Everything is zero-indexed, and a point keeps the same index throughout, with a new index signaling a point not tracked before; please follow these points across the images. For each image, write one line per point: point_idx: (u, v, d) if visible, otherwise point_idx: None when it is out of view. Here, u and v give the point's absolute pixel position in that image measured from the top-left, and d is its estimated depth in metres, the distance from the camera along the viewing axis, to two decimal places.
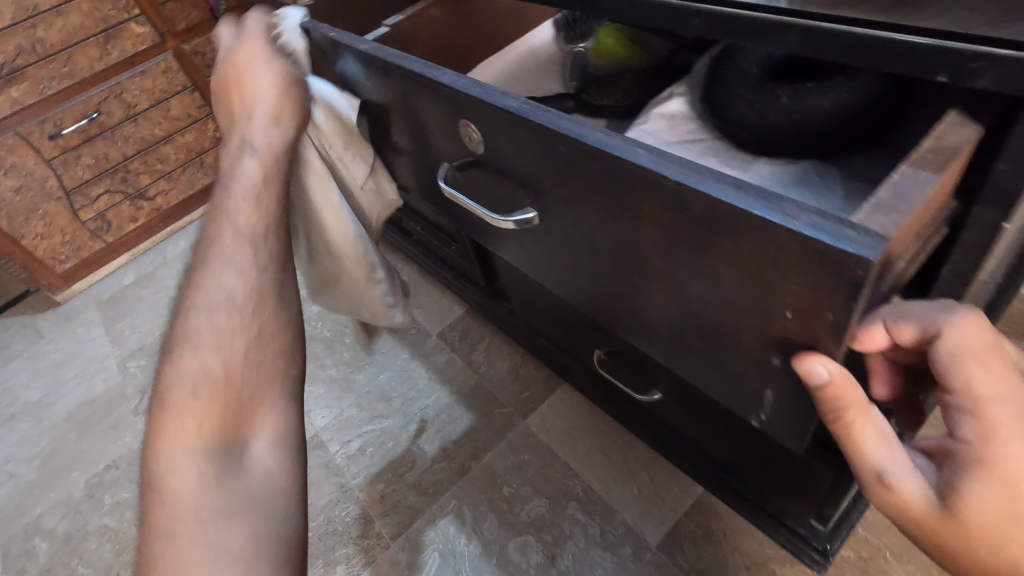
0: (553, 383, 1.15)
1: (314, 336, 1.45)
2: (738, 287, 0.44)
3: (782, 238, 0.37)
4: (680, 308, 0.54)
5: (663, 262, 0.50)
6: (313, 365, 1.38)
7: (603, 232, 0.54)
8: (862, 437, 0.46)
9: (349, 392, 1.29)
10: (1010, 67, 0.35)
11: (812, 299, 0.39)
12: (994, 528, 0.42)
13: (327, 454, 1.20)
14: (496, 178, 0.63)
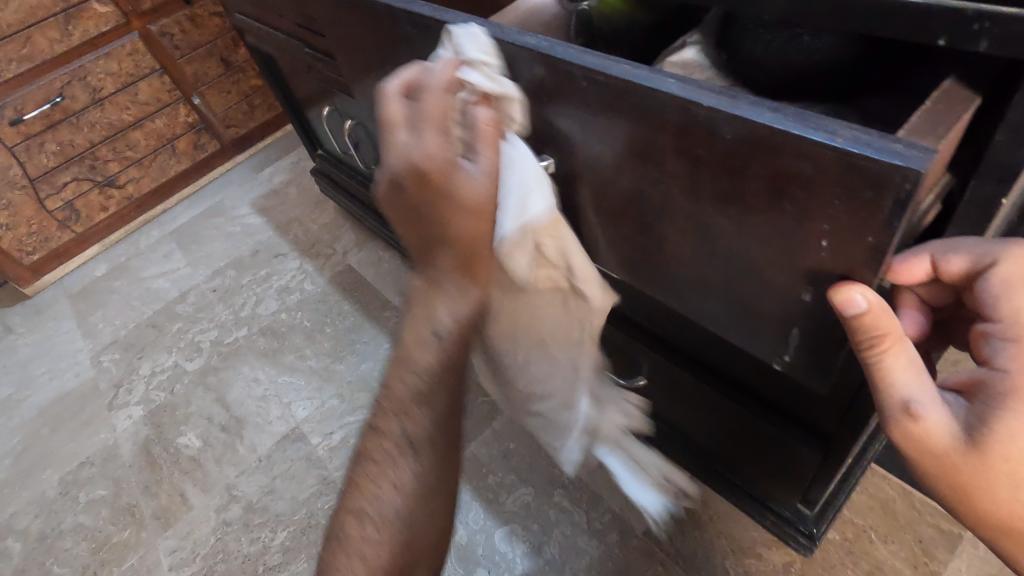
0: None
1: (294, 326, 1.42)
2: (772, 221, 0.42)
3: (826, 157, 0.35)
4: (704, 256, 0.51)
5: (688, 204, 0.47)
6: (293, 356, 1.35)
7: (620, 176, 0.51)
8: (897, 372, 0.44)
9: (331, 383, 1.27)
10: (1017, 23, 0.33)
11: (853, 223, 0.37)
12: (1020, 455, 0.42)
13: (309, 446, 1.18)
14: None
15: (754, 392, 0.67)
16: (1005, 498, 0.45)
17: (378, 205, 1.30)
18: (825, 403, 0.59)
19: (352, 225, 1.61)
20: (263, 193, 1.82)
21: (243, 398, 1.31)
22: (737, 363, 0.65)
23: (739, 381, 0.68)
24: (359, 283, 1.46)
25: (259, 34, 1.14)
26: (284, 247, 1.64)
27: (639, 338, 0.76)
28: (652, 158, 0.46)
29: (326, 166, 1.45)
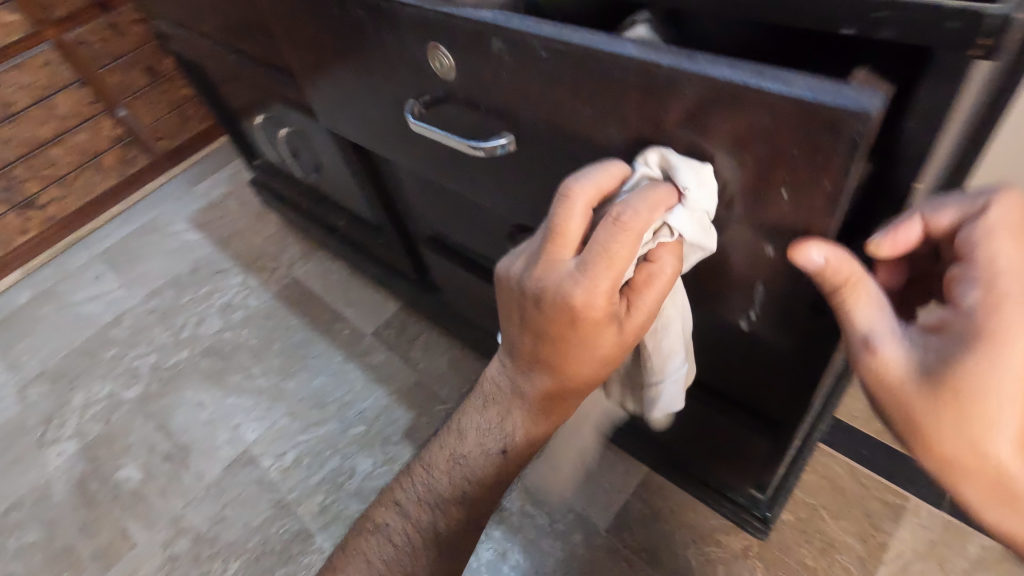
0: None
1: (239, 345, 1.36)
2: (732, 176, 0.41)
3: (783, 107, 0.34)
4: (664, 222, 0.49)
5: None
6: (240, 376, 1.29)
7: (574, 148, 0.49)
8: (858, 310, 0.42)
9: (281, 402, 1.22)
10: (918, 14, 0.33)
11: (812, 170, 0.36)
12: (992, 381, 0.38)
13: (260, 469, 1.13)
14: (461, 113, 0.56)
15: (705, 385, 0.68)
16: (960, 442, 0.40)
17: (321, 215, 1.26)
18: (771, 391, 0.61)
19: (297, 237, 1.56)
20: (201, 207, 1.74)
21: (187, 423, 1.24)
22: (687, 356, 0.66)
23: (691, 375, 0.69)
24: (307, 296, 1.41)
25: (183, 41, 1.08)
26: (226, 262, 1.57)
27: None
28: (606, 126, 0.44)
29: (265, 176, 1.39)
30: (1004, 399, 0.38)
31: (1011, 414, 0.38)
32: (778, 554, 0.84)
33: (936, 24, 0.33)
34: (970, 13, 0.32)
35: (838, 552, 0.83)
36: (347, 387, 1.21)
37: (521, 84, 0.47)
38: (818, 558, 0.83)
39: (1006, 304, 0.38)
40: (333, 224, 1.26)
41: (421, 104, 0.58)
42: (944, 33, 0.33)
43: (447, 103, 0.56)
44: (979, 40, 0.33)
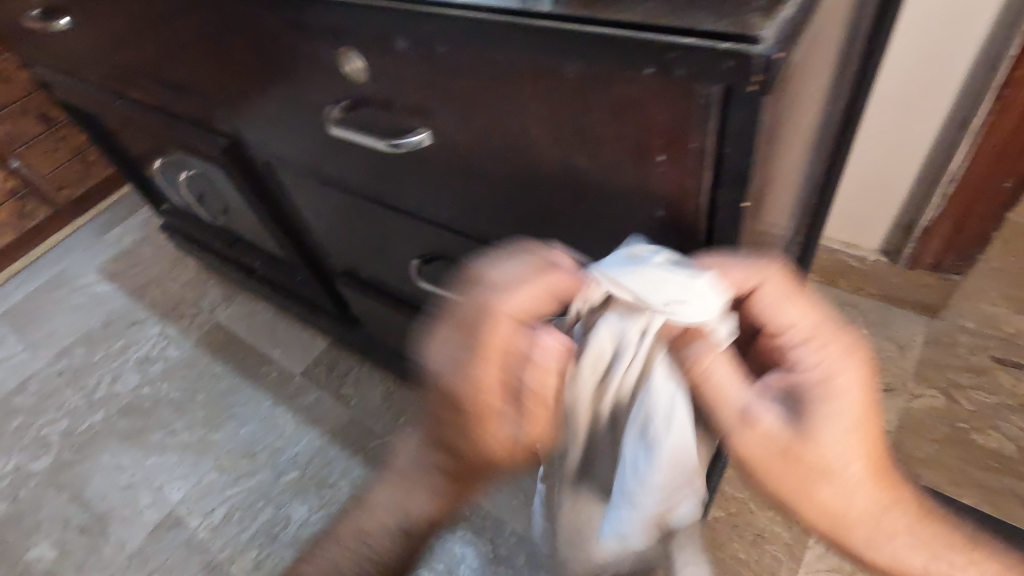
0: (429, 404, 1.12)
1: (159, 400, 1.28)
2: (602, 177, 0.40)
3: (646, 79, 0.32)
4: (545, 226, 0.49)
5: (525, 173, 0.44)
6: (161, 433, 1.22)
7: (454, 153, 0.47)
8: (719, 383, 0.39)
9: (208, 455, 1.16)
10: (695, 55, 0.28)
11: (680, 134, 0.34)
12: (836, 441, 0.36)
13: (187, 530, 1.07)
14: (383, 117, 0.48)
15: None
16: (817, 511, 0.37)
17: (236, 256, 1.21)
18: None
19: (217, 279, 1.50)
20: (112, 256, 1.65)
21: (104, 490, 1.16)
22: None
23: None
24: (230, 340, 1.35)
25: (67, 88, 1.02)
26: (141, 313, 1.49)
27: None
28: (483, 132, 0.43)
29: (174, 220, 1.33)
30: (843, 464, 0.37)
31: (850, 475, 0.37)
32: (712, 552, 0.86)
33: (712, 67, 0.28)
34: (707, 52, 0.27)
35: (768, 542, 0.86)
36: (278, 432, 1.17)
37: (398, 94, 0.45)
38: (750, 550, 0.85)
39: (836, 366, 0.38)
40: (249, 264, 1.21)
41: (343, 108, 0.50)
42: (721, 74, 0.28)
43: (366, 107, 0.48)
44: (751, 82, 0.28)
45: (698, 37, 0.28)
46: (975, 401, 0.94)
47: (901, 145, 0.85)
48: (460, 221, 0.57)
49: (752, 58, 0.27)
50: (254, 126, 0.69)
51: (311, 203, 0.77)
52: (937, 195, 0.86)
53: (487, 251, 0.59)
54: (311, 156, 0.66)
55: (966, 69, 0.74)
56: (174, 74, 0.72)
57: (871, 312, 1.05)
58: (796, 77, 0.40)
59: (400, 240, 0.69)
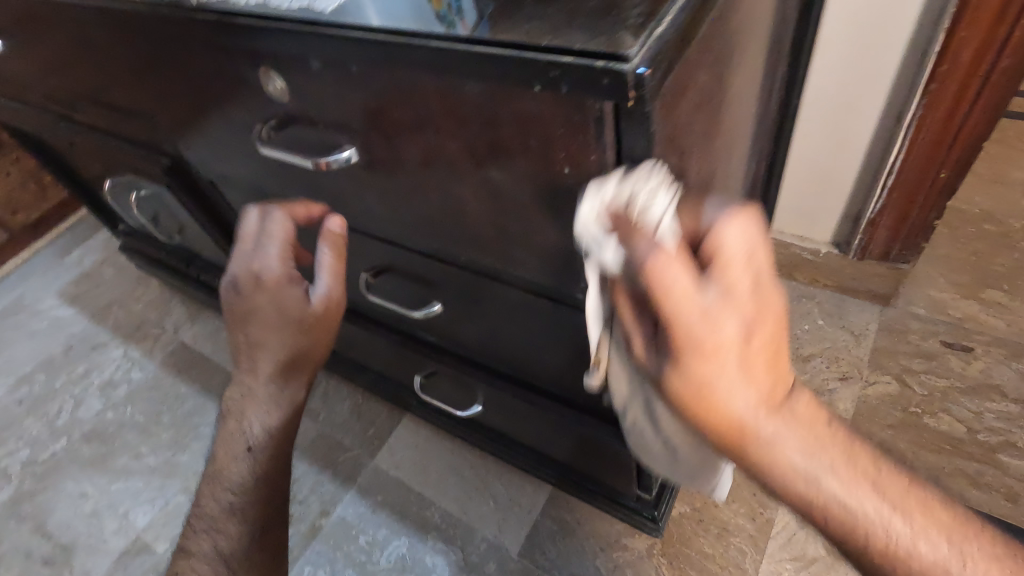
0: (397, 414, 1.12)
1: (123, 424, 1.26)
2: (519, 191, 0.41)
3: (541, 95, 0.33)
4: (477, 235, 0.50)
5: (450, 185, 0.45)
6: (126, 457, 1.20)
7: (383, 169, 0.48)
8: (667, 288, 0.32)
9: (174, 478, 1.14)
10: (576, 73, 0.30)
11: (580, 147, 0.35)
12: (735, 345, 0.33)
13: (155, 555, 1.05)
14: (311, 133, 0.49)
15: (571, 399, 0.71)
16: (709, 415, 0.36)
17: (196, 274, 1.20)
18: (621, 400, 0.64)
19: (181, 298, 1.48)
20: (73, 278, 1.62)
21: (68, 520, 1.13)
22: (546, 373, 0.69)
23: (557, 390, 0.72)
24: (195, 359, 1.33)
25: (10, 112, 1.00)
26: (104, 335, 1.46)
27: (462, 367, 0.76)
28: (404, 148, 0.44)
29: (132, 240, 1.31)
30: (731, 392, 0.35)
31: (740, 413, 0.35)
32: (679, 548, 0.87)
33: (592, 84, 0.30)
34: (588, 72, 0.29)
35: (733, 535, 0.87)
36: None
37: (320, 111, 0.46)
38: (715, 543, 0.87)
39: (747, 313, 0.33)
40: (210, 282, 1.20)
41: (270, 127, 0.51)
42: (601, 90, 0.30)
43: (295, 124, 0.49)
44: (629, 96, 0.29)
45: (578, 54, 0.30)
46: (927, 384, 0.96)
47: (841, 140, 0.88)
48: (400, 234, 0.58)
49: (624, 75, 0.28)
50: (194, 145, 0.68)
51: None
52: (878, 187, 0.89)
53: (430, 261, 0.60)
54: (252, 173, 0.66)
55: (895, 65, 0.77)
56: (111, 96, 0.71)
57: (826, 303, 1.07)
58: (708, 87, 0.42)
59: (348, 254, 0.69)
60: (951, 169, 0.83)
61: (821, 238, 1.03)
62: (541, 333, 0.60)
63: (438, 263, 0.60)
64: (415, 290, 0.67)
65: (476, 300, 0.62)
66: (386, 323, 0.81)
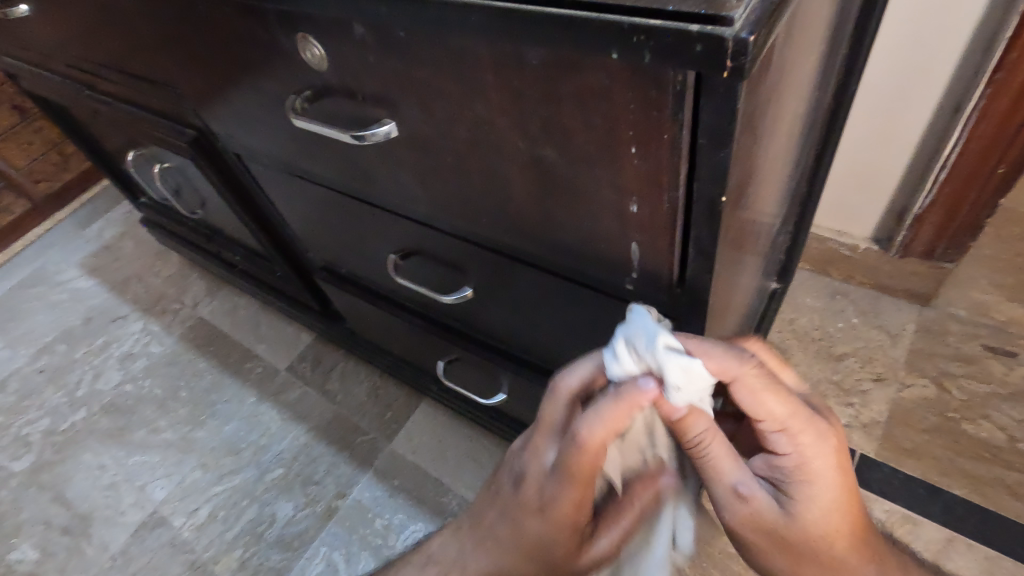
0: (416, 398, 1.11)
1: (142, 398, 1.26)
2: (573, 172, 0.39)
3: (613, 64, 0.31)
4: (519, 221, 0.48)
5: (496, 167, 0.43)
6: (144, 431, 1.20)
7: (425, 147, 0.46)
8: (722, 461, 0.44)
9: (191, 453, 1.14)
10: (663, 39, 0.27)
11: (651, 122, 0.33)
12: (820, 517, 0.44)
13: (171, 530, 1.05)
14: (348, 106, 0.47)
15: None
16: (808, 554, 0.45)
17: (216, 250, 1.19)
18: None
19: (200, 273, 1.47)
20: (93, 251, 1.62)
21: (87, 490, 1.14)
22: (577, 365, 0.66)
23: None
24: (213, 336, 1.33)
25: (33, 79, 0.98)
26: (123, 309, 1.46)
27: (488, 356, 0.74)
28: (448, 124, 0.42)
29: (152, 214, 1.30)
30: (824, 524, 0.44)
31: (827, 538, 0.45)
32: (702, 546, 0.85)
33: (679, 52, 0.27)
34: (678, 35, 0.27)
35: None
36: (262, 429, 1.15)
37: (360, 83, 0.43)
38: None
39: (812, 455, 0.42)
40: (229, 259, 1.19)
41: (305, 99, 0.49)
42: (689, 58, 0.27)
43: (331, 96, 0.47)
44: (722, 65, 0.27)
45: (667, 17, 0.27)
46: (966, 389, 0.93)
47: (892, 130, 0.83)
48: (435, 216, 0.56)
49: (722, 41, 0.26)
50: (221, 116, 0.66)
51: (283, 196, 0.75)
52: (929, 181, 0.84)
53: (464, 245, 0.58)
54: (281, 147, 0.64)
55: (959, 51, 0.72)
56: (136, 63, 0.69)
57: (862, 301, 1.04)
58: (781, 67, 0.38)
59: (375, 235, 0.67)
60: (1010, 164, 0.79)
61: (861, 234, 0.99)
62: (576, 325, 0.58)
63: (473, 248, 0.57)
64: (444, 275, 0.65)
65: (508, 287, 0.60)
66: (411, 307, 0.79)
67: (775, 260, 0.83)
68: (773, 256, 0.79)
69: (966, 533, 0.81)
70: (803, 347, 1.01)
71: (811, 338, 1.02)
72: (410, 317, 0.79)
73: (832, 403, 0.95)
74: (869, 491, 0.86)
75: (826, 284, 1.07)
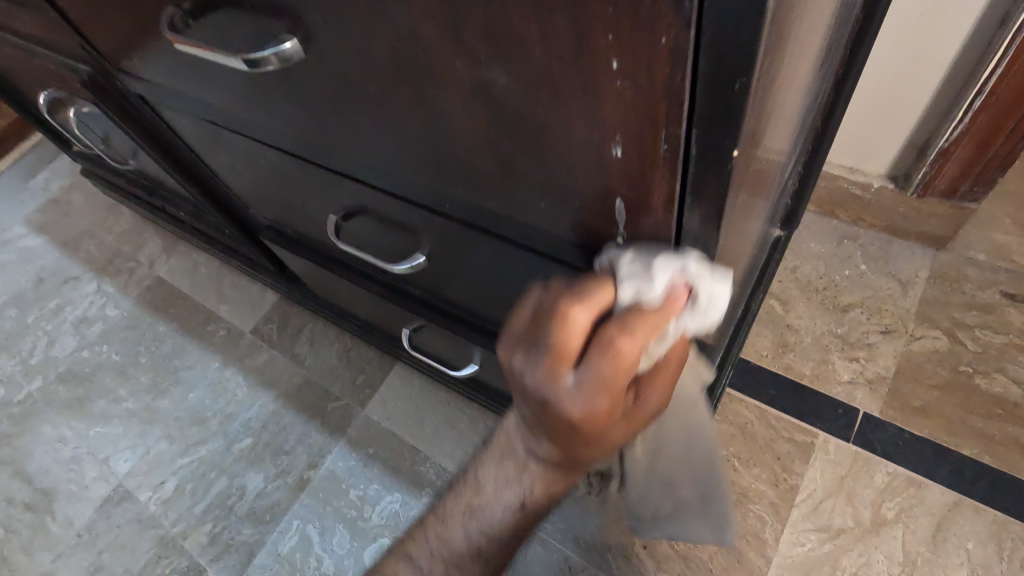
0: (389, 361, 1.04)
1: (100, 364, 1.18)
2: (531, 104, 0.30)
3: None
4: (473, 168, 0.38)
5: (436, 102, 0.34)
6: (105, 401, 1.13)
7: (349, 80, 0.36)
8: None
9: (155, 423, 1.08)
10: None
11: (637, 21, 0.23)
12: None
13: (137, 505, 1.00)
14: (235, 19, 0.36)
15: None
16: None
17: (160, 204, 1.07)
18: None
19: (156, 228, 1.36)
20: (39, 205, 1.49)
21: (48, 465, 1.08)
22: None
23: None
24: (173, 296, 1.24)
25: None
26: (75, 269, 1.36)
27: (457, 328, 0.65)
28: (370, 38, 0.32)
29: (89, 164, 1.17)
30: None
31: None
32: None
33: None
34: None
35: (753, 501, 0.80)
36: (228, 397, 1.08)
37: None
38: (734, 511, 0.79)
39: None
40: (175, 213, 1.08)
41: (185, 13, 0.39)
42: None
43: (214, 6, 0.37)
44: None
45: None
46: (981, 340, 0.86)
47: (925, 50, 0.71)
48: (375, 167, 0.46)
49: None
50: (110, 46, 0.53)
51: (208, 146, 0.63)
52: (961, 110, 0.73)
53: (415, 205, 0.48)
54: (186, 86, 0.52)
55: None
56: None
57: (871, 244, 0.95)
58: None
59: (312, 192, 0.57)
60: None
61: (875, 172, 0.88)
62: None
63: (428, 211, 0.47)
64: (398, 238, 0.55)
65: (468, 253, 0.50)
66: (370, 272, 0.69)
67: (781, 203, 0.73)
68: (779, 200, 0.69)
69: (975, 495, 0.76)
70: (806, 298, 0.93)
71: (815, 287, 0.93)
72: (370, 284, 0.70)
73: (835, 358, 0.88)
74: (873, 452, 0.80)
75: (833, 227, 0.97)
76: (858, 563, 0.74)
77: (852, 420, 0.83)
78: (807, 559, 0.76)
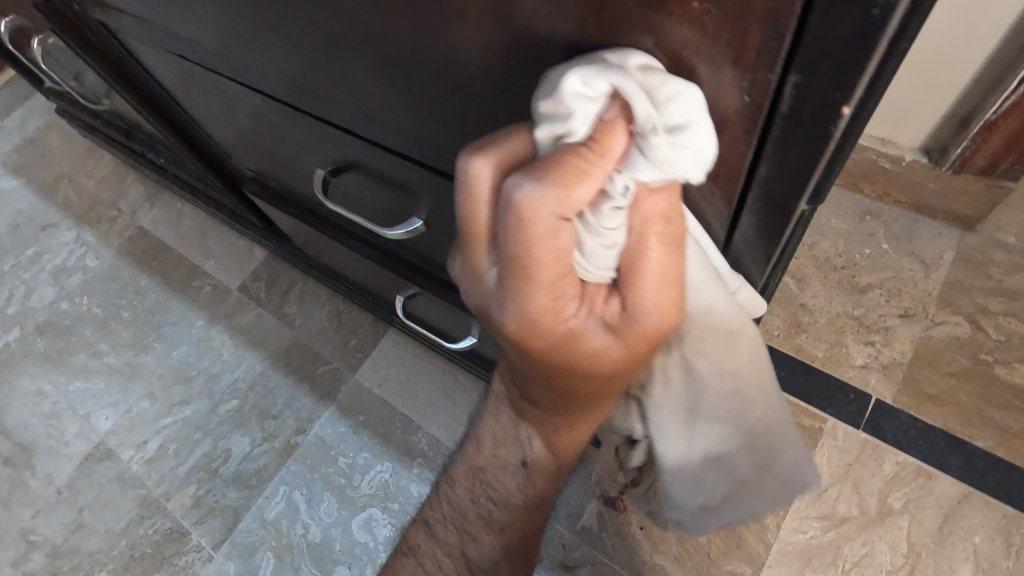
0: (381, 326, 0.99)
1: (80, 317, 1.13)
2: (579, 37, 0.24)
3: None
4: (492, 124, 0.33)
5: (453, 36, 0.28)
6: (85, 355, 1.09)
7: (352, 6, 0.31)
8: None
9: (137, 380, 1.04)
10: None
11: None
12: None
13: (119, 464, 0.96)
14: None
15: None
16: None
17: (140, 150, 1.00)
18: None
19: (137, 175, 1.29)
20: (13, 145, 1.40)
21: (27, 419, 1.04)
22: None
23: None
24: (156, 249, 1.18)
25: None
26: (52, 215, 1.29)
27: (455, 301, 0.60)
28: None
29: (64, 103, 1.09)
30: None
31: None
32: None
33: None
34: None
35: None
36: (213, 356, 1.03)
37: None
38: None
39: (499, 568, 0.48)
40: (156, 160, 1.01)
41: None
42: None
43: None
44: None
45: None
46: (1004, 329, 0.81)
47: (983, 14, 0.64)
48: (377, 119, 0.40)
49: None
50: None
51: (183, 86, 0.57)
52: (1014, 82, 0.67)
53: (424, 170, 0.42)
54: (152, 14, 0.45)
55: None
56: None
57: (895, 223, 0.89)
58: None
59: (298, 143, 0.51)
60: None
61: (909, 143, 0.83)
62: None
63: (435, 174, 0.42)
64: (395, 201, 0.49)
65: None
66: (363, 236, 0.64)
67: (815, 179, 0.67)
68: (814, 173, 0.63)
69: (985, 489, 0.73)
70: (823, 277, 0.88)
71: (832, 266, 0.88)
72: (362, 248, 0.65)
73: (849, 341, 0.84)
74: (883, 440, 0.77)
75: (857, 203, 0.91)
76: (861, 553, 0.72)
77: (863, 406, 0.80)
78: (808, 546, 0.74)
